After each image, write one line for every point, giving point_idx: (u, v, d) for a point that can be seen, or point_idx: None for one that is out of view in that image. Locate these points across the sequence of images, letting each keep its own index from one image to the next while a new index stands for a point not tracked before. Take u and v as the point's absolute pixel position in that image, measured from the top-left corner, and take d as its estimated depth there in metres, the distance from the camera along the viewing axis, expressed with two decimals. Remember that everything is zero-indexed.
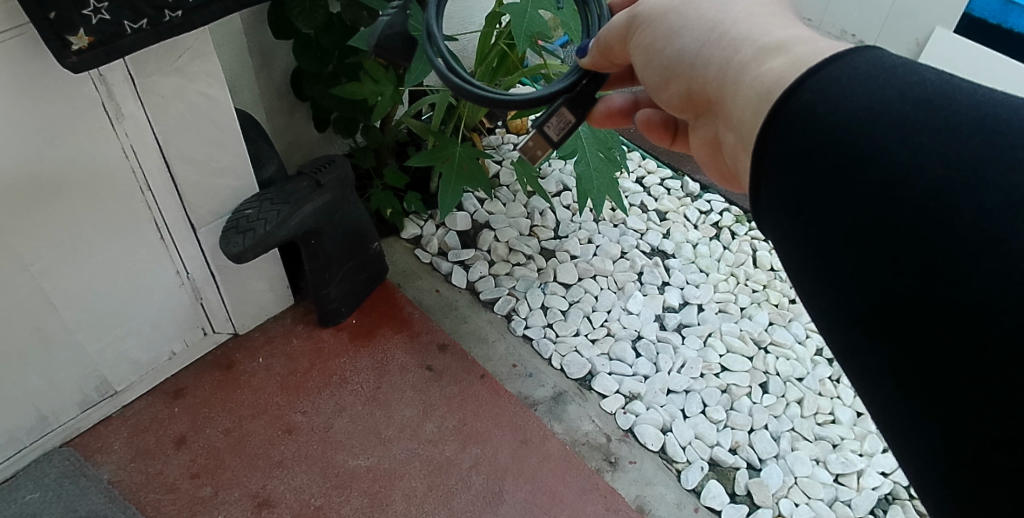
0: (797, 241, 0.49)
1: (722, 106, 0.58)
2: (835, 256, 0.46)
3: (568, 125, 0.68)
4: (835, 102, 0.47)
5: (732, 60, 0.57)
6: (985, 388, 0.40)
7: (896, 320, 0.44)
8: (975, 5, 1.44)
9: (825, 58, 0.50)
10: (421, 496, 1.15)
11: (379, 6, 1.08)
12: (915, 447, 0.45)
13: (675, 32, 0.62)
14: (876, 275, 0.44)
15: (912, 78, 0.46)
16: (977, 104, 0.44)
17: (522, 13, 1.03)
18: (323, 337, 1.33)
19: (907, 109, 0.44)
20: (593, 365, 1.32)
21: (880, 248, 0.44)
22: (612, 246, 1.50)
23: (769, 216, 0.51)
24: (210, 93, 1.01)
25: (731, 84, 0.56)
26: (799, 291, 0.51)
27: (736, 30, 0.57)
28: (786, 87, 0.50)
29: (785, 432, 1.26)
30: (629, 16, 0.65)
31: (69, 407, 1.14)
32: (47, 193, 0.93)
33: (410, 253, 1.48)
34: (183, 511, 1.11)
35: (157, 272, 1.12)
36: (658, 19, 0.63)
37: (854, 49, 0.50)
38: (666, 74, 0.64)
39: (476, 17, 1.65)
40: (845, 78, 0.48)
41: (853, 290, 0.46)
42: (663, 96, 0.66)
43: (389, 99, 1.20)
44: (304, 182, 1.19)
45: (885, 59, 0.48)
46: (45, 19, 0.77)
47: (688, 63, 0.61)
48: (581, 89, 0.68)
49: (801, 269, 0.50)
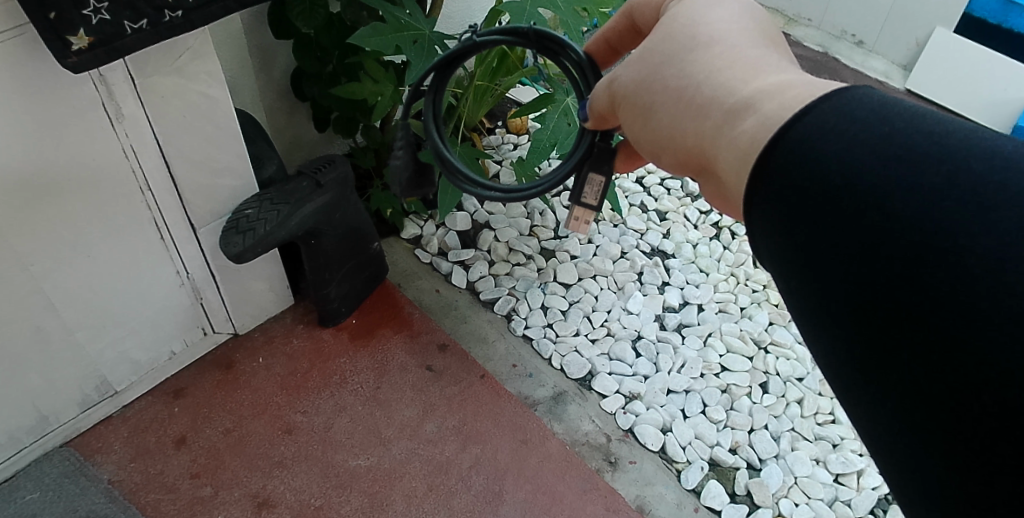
0: (788, 266, 0.50)
1: (711, 168, 0.61)
2: (825, 281, 0.48)
3: (600, 187, 0.72)
4: (817, 155, 0.48)
5: (705, 125, 0.59)
6: (977, 411, 0.42)
7: (887, 343, 0.45)
8: (975, 5, 1.75)
9: (794, 113, 0.51)
10: (421, 496, 1.15)
11: (380, 5, 1.08)
12: (904, 464, 0.47)
13: (648, 107, 0.64)
14: (868, 302, 0.46)
15: (895, 117, 0.48)
16: (957, 138, 0.46)
17: (523, 12, 1.04)
18: (323, 337, 1.33)
19: (892, 156, 0.46)
20: (593, 365, 1.32)
21: (872, 278, 0.45)
22: (612, 246, 1.50)
23: (765, 235, 0.52)
24: (211, 93, 1.01)
25: (714, 148, 0.58)
26: (796, 308, 0.52)
27: (702, 94, 0.59)
28: (763, 147, 0.52)
29: (785, 432, 1.26)
30: (608, 88, 0.67)
31: (70, 407, 1.14)
32: (47, 192, 0.93)
33: (410, 254, 1.48)
34: (184, 511, 1.11)
35: (157, 273, 1.12)
36: (631, 95, 0.65)
37: (823, 97, 0.51)
38: (656, 141, 0.65)
39: (477, 17, 1.65)
40: (825, 127, 0.49)
41: (845, 314, 0.47)
42: (658, 162, 0.67)
43: (389, 99, 1.19)
44: (304, 182, 1.19)
45: (875, 101, 0.50)
46: (45, 19, 0.77)
47: (667, 134, 0.63)
48: (597, 146, 0.72)
49: (794, 292, 0.51)
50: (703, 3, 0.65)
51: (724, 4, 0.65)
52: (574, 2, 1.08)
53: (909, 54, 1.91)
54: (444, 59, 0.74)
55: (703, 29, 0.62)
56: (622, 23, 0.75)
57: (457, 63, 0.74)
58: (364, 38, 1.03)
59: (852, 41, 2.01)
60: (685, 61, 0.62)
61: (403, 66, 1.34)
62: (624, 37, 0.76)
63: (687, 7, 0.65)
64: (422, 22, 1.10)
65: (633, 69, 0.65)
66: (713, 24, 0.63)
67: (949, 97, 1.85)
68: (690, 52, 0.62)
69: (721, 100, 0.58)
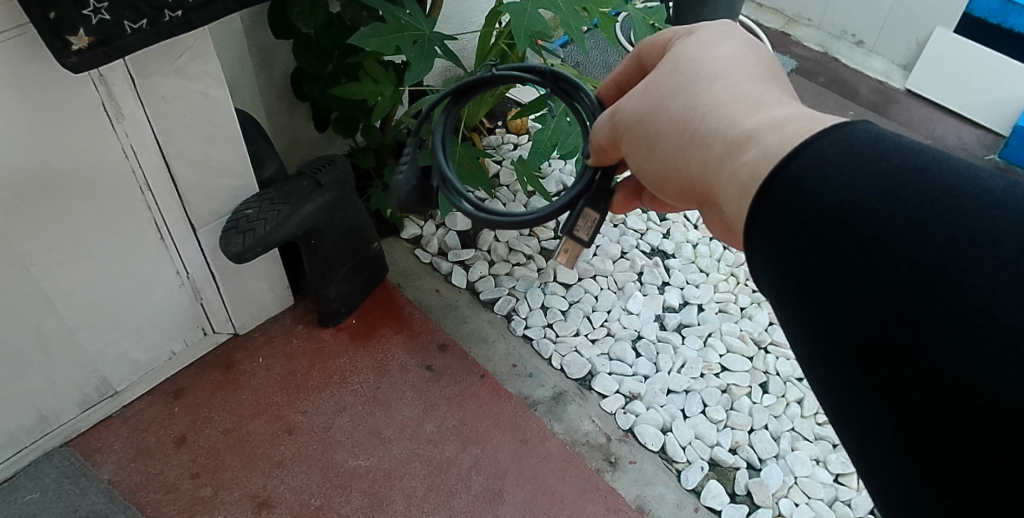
0: (783, 284, 0.51)
1: (712, 199, 0.61)
2: (822, 303, 0.49)
3: (594, 224, 0.70)
4: (814, 189, 0.49)
5: (708, 157, 0.59)
6: (965, 442, 0.43)
7: (879, 369, 0.46)
8: (975, 5, 1.76)
9: (793, 148, 0.52)
10: (421, 496, 1.15)
11: (378, 5, 1.08)
12: (894, 478, 0.48)
13: (653, 140, 0.65)
14: (863, 329, 0.47)
15: (892, 150, 0.48)
16: (946, 167, 0.47)
17: (521, 13, 1.03)
18: (323, 338, 1.32)
19: (888, 189, 0.46)
20: (593, 365, 1.32)
21: (869, 294, 0.46)
22: (612, 246, 1.49)
23: (760, 255, 0.53)
24: (211, 93, 1.01)
25: (716, 182, 0.59)
26: (793, 328, 0.53)
27: (706, 126, 0.60)
28: (762, 181, 0.52)
29: (785, 432, 1.26)
30: (610, 121, 0.68)
31: (69, 407, 1.14)
32: (47, 192, 0.92)
33: (410, 254, 1.48)
34: (183, 511, 1.11)
35: (157, 273, 1.12)
36: (636, 128, 0.65)
37: (820, 132, 0.52)
38: (660, 173, 0.66)
39: (476, 17, 1.65)
40: (823, 161, 0.49)
41: (839, 336, 0.48)
42: (662, 194, 0.68)
43: (389, 99, 1.19)
44: (304, 182, 1.18)
45: (872, 132, 0.50)
46: (45, 19, 0.77)
47: (671, 164, 0.64)
48: (597, 186, 0.71)
49: (788, 309, 0.52)
50: (708, 40, 0.66)
51: (731, 41, 0.66)
52: (573, 2, 1.08)
53: (909, 54, 1.92)
54: (465, 83, 0.75)
55: (706, 66, 0.64)
56: (630, 66, 0.75)
57: (479, 88, 0.75)
58: (363, 39, 1.03)
59: (853, 41, 2.02)
60: (690, 95, 0.63)
61: (403, 66, 1.34)
62: (632, 80, 0.76)
63: (692, 43, 0.67)
64: (422, 22, 1.10)
65: (637, 100, 0.66)
66: (719, 61, 0.64)
67: (949, 97, 1.85)
68: (696, 86, 0.63)
69: (723, 133, 0.59)
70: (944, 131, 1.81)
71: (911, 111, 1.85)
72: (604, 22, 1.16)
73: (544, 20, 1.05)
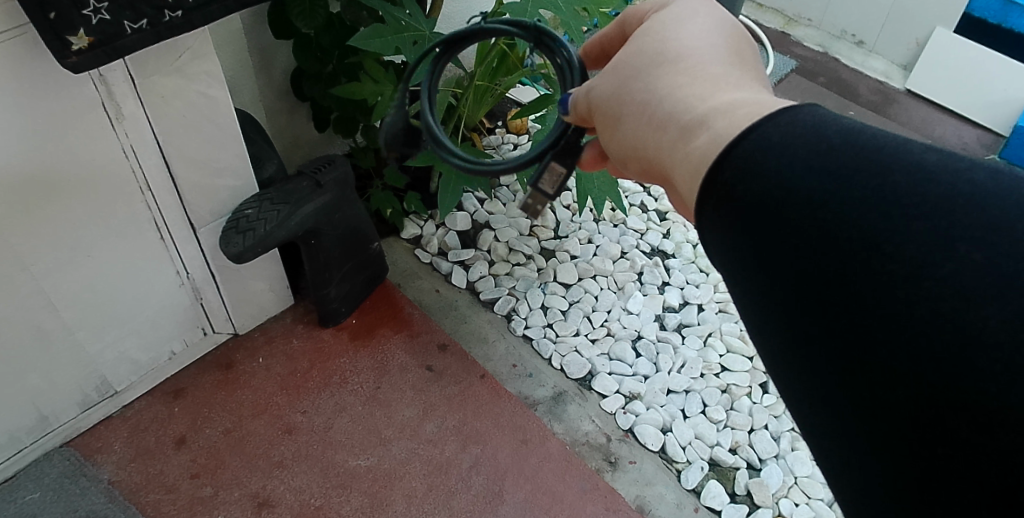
0: (731, 262, 0.49)
1: (667, 181, 0.61)
2: (770, 285, 0.47)
3: (560, 178, 0.67)
4: (761, 169, 0.47)
5: (663, 139, 0.59)
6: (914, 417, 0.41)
7: (824, 348, 0.45)
8: (976, 5, 1.76)
9: (740, 132, 0.50)
10: (421, 496, 1.15)
11: (378, 5, 1.08)
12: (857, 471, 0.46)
13: (616, 119, 0.64)
14: (811, 311, 0.45)
15: (837, 133, 0.47)
16: (893, 149, 0.45)
17: (522, 13, 1.03)
18: (323, 338, 1.33)
19: (831, 170, 0.45)
20: (593, 365, 1.32)
21: (816, 270, 0.44)
22: (612, 246, 1.49)
23: (714, 240, 0.50)
24: (210, 93, 1.01)
25: (669, 162, 0.58)
26: (747, 317, 0.51)
27: (662, 110, 0.60)
28: (713, 161, 0.51)
29: (785, 432, 1.26)
30: (584, 98, 0.67)
31: (70, 407, 1.14)
32: (48, 192, 0.93)
33: (410, 254, 1.47)
34: (183, 511, 1.11)
35: (157, 273, 1.12)
36: (601, 106, 0.65)
37: (768, 116, 0.50)
38: (622, 154, 0.66)
39: (476, 17, 1.66)
40: (768, 143, 0.48)
41: (787, 315, 0.46)
42: (625, 171, 0.67)
43: (389, 99, 1.20)
44: (304, 182, 1.18)
45: (818, 115, 0.49)
46: (45, 19, 0.77)
47: (631, 147, 0.64)
48: (567, 140, 0.68)
49: (741, 288, 0.50)
50: (677, 20, 0.65)
51: (697, 20, 0.65)
52: (573, 2, 1.08)
53: (910, 54, 1.92)
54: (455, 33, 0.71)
55: (666, 47, 0.63)
56: (614, 32, 0.75)
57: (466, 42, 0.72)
58: (365, 40, 1.03)
59: (853, 41, 2.02)
60: (650, 75, 0.62)
61: (403, 66, 1.34)
62: (616, 44, 0.76)
63: (661, 22, 0.66)
64: (422, 22, 1.10)
65: (603, 85, 0.65)
66: (683, 41, 0.63)
67: (950, 97, 1.86)
68: (656, 68, 0.62)
69: (678, 116, 0.58)
70: (944, 131, 1.82)
71: (911, 111, 1.86)
72: (604, 22, 1.16)
73: (545, 20, 1.04)
